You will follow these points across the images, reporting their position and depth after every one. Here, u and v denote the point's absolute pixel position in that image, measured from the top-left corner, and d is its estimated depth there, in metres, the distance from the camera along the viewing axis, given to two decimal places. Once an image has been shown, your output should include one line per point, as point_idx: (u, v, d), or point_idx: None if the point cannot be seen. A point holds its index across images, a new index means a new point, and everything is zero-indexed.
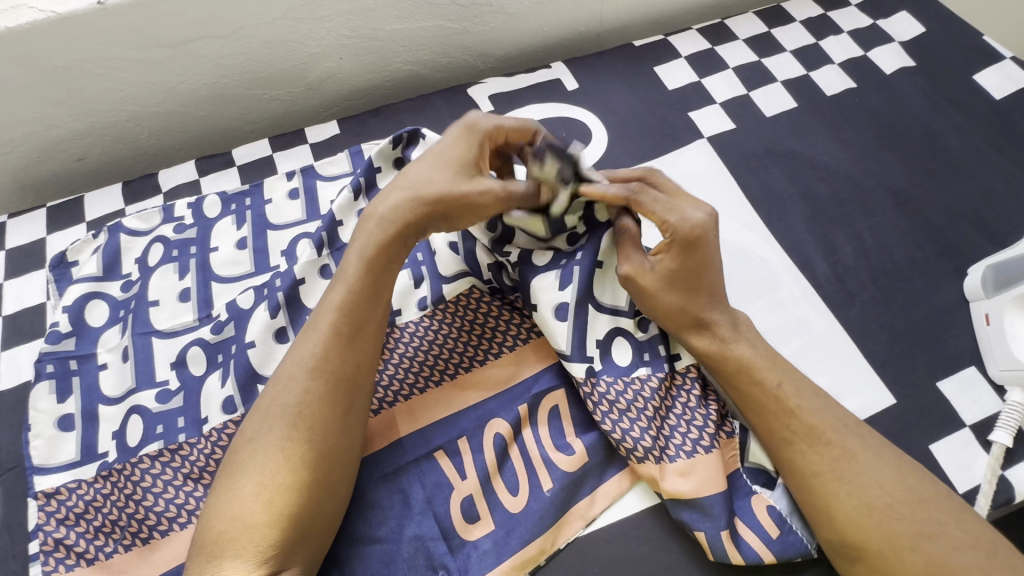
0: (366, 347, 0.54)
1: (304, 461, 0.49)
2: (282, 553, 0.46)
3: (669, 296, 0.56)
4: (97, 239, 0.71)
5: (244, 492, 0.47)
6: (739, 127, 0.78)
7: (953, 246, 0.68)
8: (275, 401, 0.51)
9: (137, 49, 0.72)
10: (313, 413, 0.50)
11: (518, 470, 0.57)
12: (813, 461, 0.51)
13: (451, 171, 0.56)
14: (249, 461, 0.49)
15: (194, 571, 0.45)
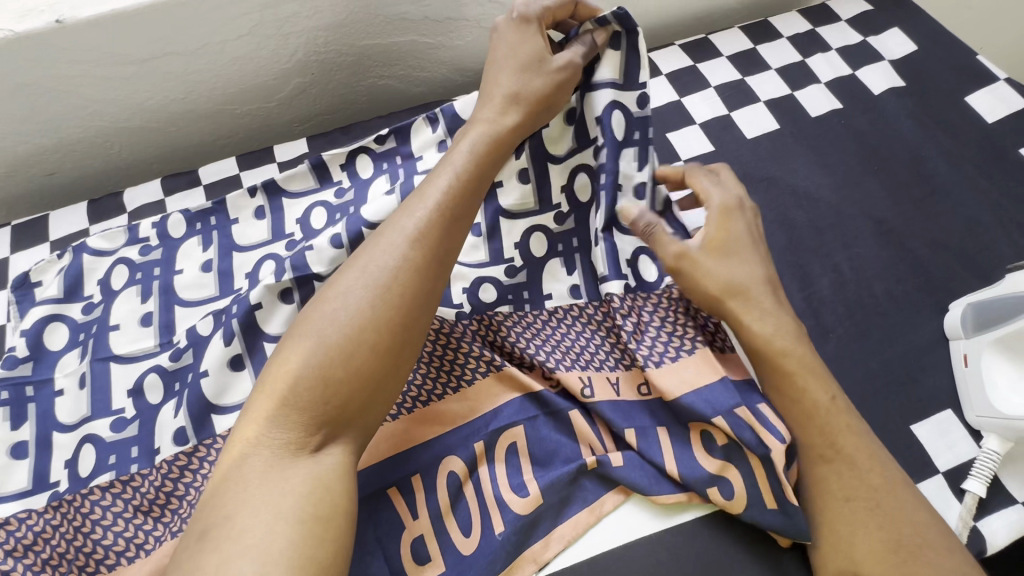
0: (456, 220, 0.52)
1: (390, 324, 0.46)
2: (348, 420, 0.45)
3: (715, 274, 0.54)
4: (60, 260, 0.70)
5: (326, 343, 0.45)
6: (718, 149, 0.76)
7: (935, 281, 0.66)
8: (366, 261, 0.49)
9: (100, 66, 0.70)
10: (402, 278, 0.48)
11: (472, 510, 0.56)
12: (848, 484, 0.51)
13: (524, 65, 0.58)
14: (329, 317, 0.46)
15: (264, 414, 0.44)
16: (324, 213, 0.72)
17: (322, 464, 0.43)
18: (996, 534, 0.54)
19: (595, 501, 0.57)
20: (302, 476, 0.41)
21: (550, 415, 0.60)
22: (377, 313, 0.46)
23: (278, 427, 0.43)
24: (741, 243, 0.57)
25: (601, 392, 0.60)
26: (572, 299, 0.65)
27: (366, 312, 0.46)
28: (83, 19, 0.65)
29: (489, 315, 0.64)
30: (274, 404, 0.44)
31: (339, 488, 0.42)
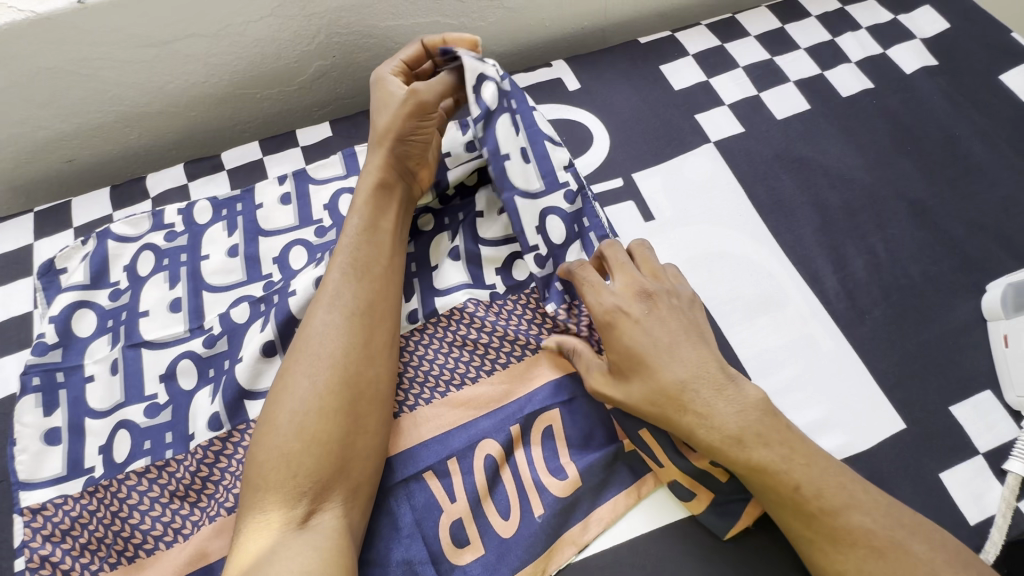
0: (378, 283, 0.59)
1: (327, 388, 0.54)
2: (320, 484, 0.51)
3: (638, 391, 0.53)
4: (86, 245, 0.69)
5: (278, 426, 0.52)
6: (747, 130, 0.75)
7: (971, 261, 0.65)
8: (299, 347, 0.56)
9: (123, 49, 0.69)
10: (333, 347, 0.55)
11: (510, 493, 0.56)
12: (831, 557, 0.48)
13: (383, 120, 0.63)
14: (272, 409, 0.54)
15: (247, 505, 0.51)
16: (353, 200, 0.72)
17: (313, 534, 0.49)
18: None
19: (633, 484, 0.56)
20: (297, 547, 0.48)
21: (586, 397, 0.59)
22: (315, 387, 0.54)
23: (259, 511, 0.50)
24: (650, 345, 0.53)
25: None
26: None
27: (304, 390, 0.54)
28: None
29: (526, 293, 0.65)
30: (254, 494, 0.51)
31: (335, 547, 0.49)
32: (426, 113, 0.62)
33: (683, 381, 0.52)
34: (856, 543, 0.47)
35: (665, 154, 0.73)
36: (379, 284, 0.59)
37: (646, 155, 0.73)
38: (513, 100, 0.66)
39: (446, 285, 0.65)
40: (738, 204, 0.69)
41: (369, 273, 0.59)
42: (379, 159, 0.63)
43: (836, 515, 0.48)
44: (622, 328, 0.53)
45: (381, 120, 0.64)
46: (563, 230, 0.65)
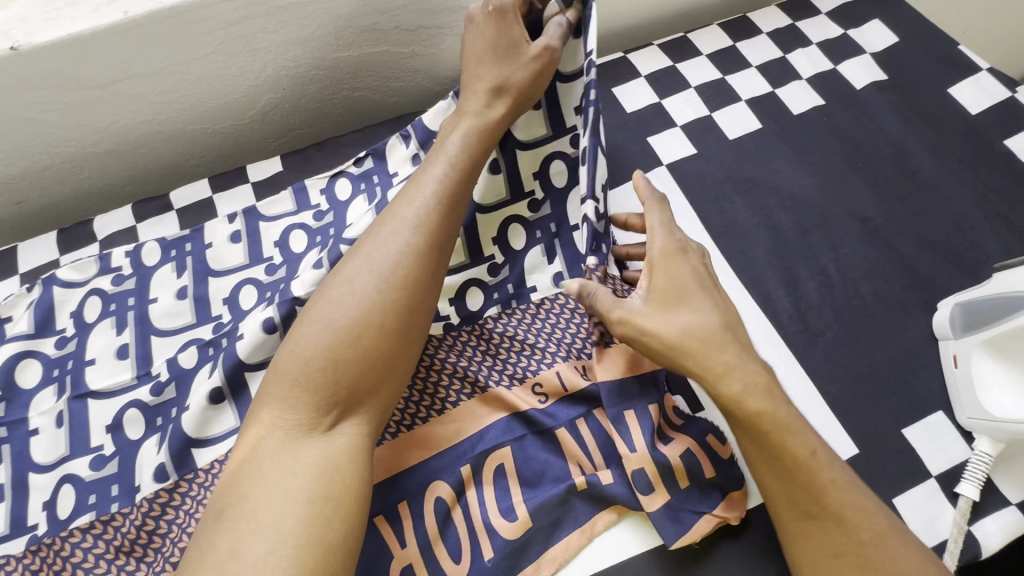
0: (455, 214, 0.56)
1: (394, 306, 0.50)
2: (355, 401, 0.49)
3: (674, 326, 0.50)
4: (31, 292, 0.68)
5: (335, 325, 0.49)
6: (700, 151, 0.74)
7: (922, 279, 0.65)
8: (369, 251, 0.52)
9: (63, 92, 0.68)
10: (407, 267, 0.51)
11: (461, 536, 0.55)
12: (834, 538, 0.47)
13: (498, 53, 0.59)
14: (331, 299, 0.50)
15: (277, 390, 0.48)
16: (304, 237, 0.71)
17: (336, 442, 0.47)
18: (990, 537, 0.53)
19: (586, 522, 0.55)
20: (315, 456, 0.46)
21: (538, 433, 0.59)
22: (384, 298, 0.50)
23: (290, 408, 0.47)
24: (689, 285, 0.52)
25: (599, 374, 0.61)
26: (556, 287, 0.65)
27: (371, 295, 0.50)
28: (38, 45, 0.63)
29: (479, 323, 0.64)
30: (290, 387, 0.48)
31: (352, 470, 0.46)
32: (545, 76, 0.59)
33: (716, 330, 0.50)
34: (862, 525, 0.47)
35: (618, 178, 0.73)
36: (456, 217, 0.56)
37: None
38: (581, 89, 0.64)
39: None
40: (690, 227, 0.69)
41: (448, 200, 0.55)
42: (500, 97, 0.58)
43: (839, 487, 0.48)
44: (670, 263, 0.52)
45: (497, 49, 0.59)
46: (521, 236, 0.66)
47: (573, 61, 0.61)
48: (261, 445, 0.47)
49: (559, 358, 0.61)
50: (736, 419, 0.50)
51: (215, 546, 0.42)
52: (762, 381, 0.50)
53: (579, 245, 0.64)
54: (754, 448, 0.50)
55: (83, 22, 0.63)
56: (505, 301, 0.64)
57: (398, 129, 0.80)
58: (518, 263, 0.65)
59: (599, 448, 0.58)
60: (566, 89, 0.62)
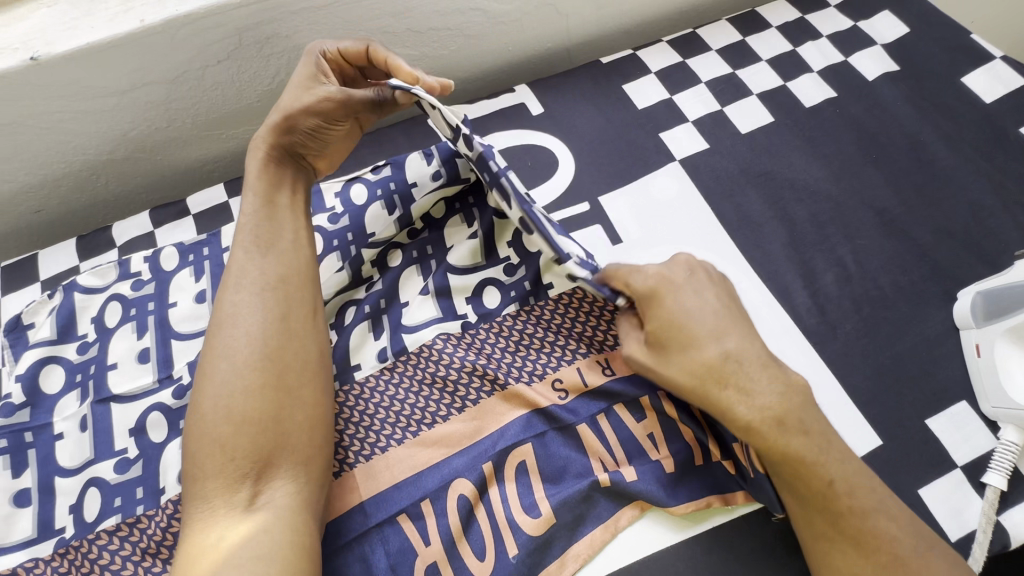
0: (295, 253, 0.60)
1: (255, 366, 0.53)
2: (255, 468, 0.51)
3: (678, 370, 0.50)
4: (52, 299, 0.69)
5: (206, 413, 0.52)
6: (712, 146, 0.74)
7: (942, 268, 0.65)
8: (219, 338, 0.55)
9: (80, 100, 0.69)
10: (249, 326, 0.55)
11: (484, 532, 0.55)
12: (848, 560, 0.48)
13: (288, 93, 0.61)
14: (199, 395, 0.53)
15: (190, 497, 0.51)
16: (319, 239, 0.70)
17: (256, 514, 0.50)
18: (1018, 527, 0.53)
19: (609, 518, 0.55)
20: (251, 529, 0.49)
21: (559, 429, 0.59)
22: (241, 367, 0.53)
23: (203, 503, 0.50)
24: (688, 320, 0.50)
25: (620, 369, 0.61)
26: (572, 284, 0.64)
27: (227, 365, 0.53)
28: (57, 54, 0.64)
29: (497, 321, 0.64)
30: (194, 484, 0.51)
31: (283, 526, 0.49)
32: (335, 118, 0.61)
33: (716, 364, 0.49)
34: (884, 548, 0.47)
35: (632, 174, 0.73)
36: (289, 257, 0.59)
37: (612, 176, 0.73)
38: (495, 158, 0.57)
39: (417, 323, 0.64)
40: (704, 222, 0.69)
41: (268, 248, 0.59)
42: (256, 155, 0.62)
43: (864, 513, 0.48)
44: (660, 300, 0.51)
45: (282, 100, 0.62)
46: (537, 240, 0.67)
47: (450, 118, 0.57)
48: (210, 545, 0.48)
49: (579, 355, 0.61)
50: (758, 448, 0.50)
51: None
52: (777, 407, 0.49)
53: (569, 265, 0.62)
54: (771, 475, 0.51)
55: (101, 31, 0.64)
56: (523, 298, 0.65)
57: (411, 130, 0.80)
58: (533, 263, 0.66)
59: (621, 444, 0.58)
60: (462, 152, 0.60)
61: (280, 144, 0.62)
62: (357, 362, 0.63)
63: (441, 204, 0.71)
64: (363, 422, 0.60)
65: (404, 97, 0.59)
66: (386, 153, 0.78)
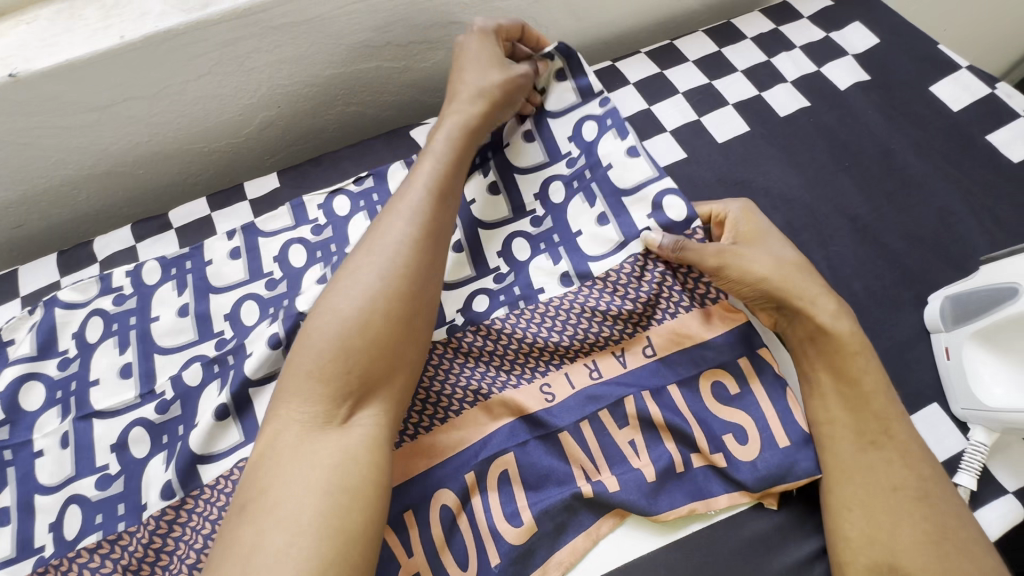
0: (448, 207, 0.60)
1: (399, 294, 0.53)
2: (361, 394, 0.50)
3: (764, 268, 0.59)
4: (33, 315, 0.68)
5: (341, 317, 0.51)
6: (690, 156, 0.76)
7: (912, 274, 0.66)
8: (371, 243, 0.56)
9: (61, 116, 0.69)
10: (405, 253, 0.54)
11: (467, 542, 0.56)
12: (892, 472, 0.54)
13: (489, 62, 0.68)
14: (339, 291, 0.53)
15: (286, 391, 0.50)
16: (303, 251, 0.71)
17: (349, 433, 0.49)
18: (989, 526, 0.54)
19: (591, 526, 0.56)
20: (332, 447, 0.47)
21: (541, 437, 0.59)
22: (386, 287, 0.52)
23: (303, 404, 0.49)
24: (768, 233, 0.64)
25: (607, 371, 0.62)
26: (564, 287, 0.65)
27: (376, 276, 0.53)
28: (36, 70, 0.64)
29: (485, 324, 0.64)
30: (305, 379, 0.50)
31: (365, 458, 0.48)
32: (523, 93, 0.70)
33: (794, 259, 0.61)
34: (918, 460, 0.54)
35: None
36: (448, 209, 0.60)
37: None
38: (611, 116, 0.70)
39: None
40: None
41: (440, 195, 0.59)
42: (478, 101, 0.66)
43: (899, 422, 0.56)
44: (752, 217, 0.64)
45: (473, 61, 0.68)
46: (527, 249, 0.69)
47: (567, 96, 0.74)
48: (279, 444, 0.48)
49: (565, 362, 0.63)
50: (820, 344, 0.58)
51: (239, 540, 0.44)
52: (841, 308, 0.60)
53: (585, 246, 0.67)
54: (832, 386, 0.58)
55: (81, 48, 0.65)
56: (513, 302, 0.65)
57: (393, 142, 0.80)
58: (522, 269, 0.68)
59: (602, 451, 0.59)
60: (556, 124, 0.72)
61: (489, 108, 0.66)
62: None
63: None
64: None
65: (544, 66, 0.73)
66: (368, 164, 0.79)
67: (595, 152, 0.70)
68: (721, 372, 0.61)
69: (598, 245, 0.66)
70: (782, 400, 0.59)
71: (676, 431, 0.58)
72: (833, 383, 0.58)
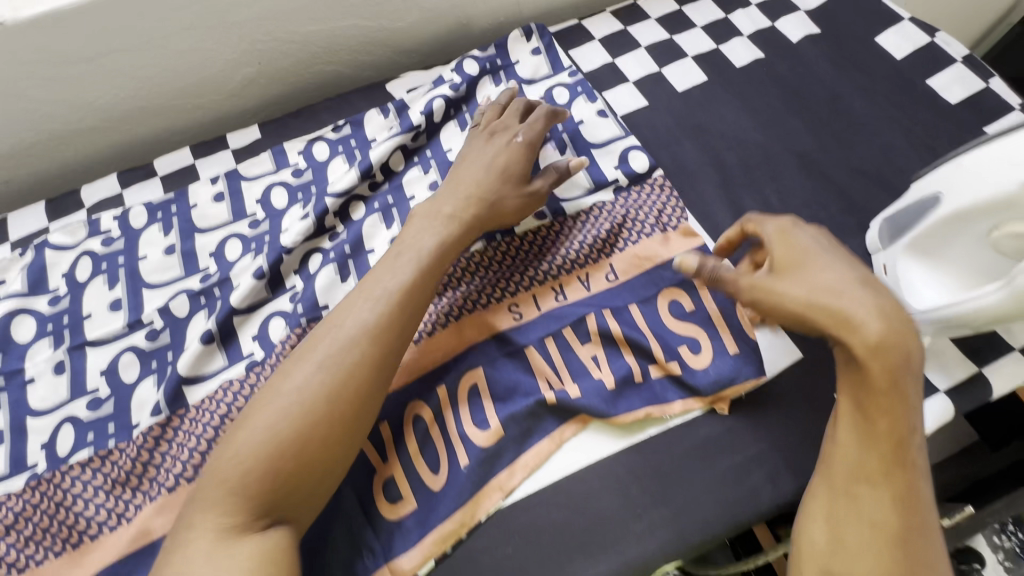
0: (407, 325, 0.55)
1: (341, 417, 0.49)
2: (281, 508, 0.47)
3: (794, 295, 0.49)
4: (24, 257, 0.71)
5: (278, 424, 0.48)
6: (651, 103, 0.80)
7: (856, 204, 0.71)
8: (318, 346, 0.52)
9: (49, 67, 0.72)
10: (353, 368, 0.51)
11: (440, 450, 0.59)
12: (880, 508, 0.46)
13: (504, 176, 0.65)
14: (276, 392, 0.50)
15: (207, 492, 0.47)
16: (285, 192, 0.75)
17: (267, 538, 0.45)
18: (922, 421, 0.58)
19: (555, 430, 0.60)
20: (242, 555, 0.43)
21: (509, 354, 0.63)
22: (327, 406, 0.49)
23: (218, 511, 0.45)
24: (814, 252, 0.51)
25: (571, 294, 0.66)
26: (538, 222, 0.70)
27: (315, 388, 0.49)
28: (24, 19, 0.67)
29: (465, 258, 0.67)
30: (225, 490, 0.46)
31: (286, 562, 0.44)
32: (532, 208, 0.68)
33: (841, 280, 0.49)
34: (913, 508, 0.46)
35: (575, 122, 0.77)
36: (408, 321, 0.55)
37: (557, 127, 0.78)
38: (583, 85, 0.80)
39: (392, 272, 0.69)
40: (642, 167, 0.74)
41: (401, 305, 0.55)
42: (471, 208, 0.63)
43: (912, 463, 0.47)
44: (790, 242, 0.53)
45: (491, 170, 0.66)
46: None
47: (539, 71, 0.82)
48: (185, 548, 0.45)
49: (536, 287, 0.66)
50: (859, 375, 0.47)
51: None
52: (903, 327, 0.46)
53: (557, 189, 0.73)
54: (850, 405, 0.49)
55: None
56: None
57: (370, 95, 0.84)
58: None
59: (566, 365, 0.62)
60: (531, 90, 0.81)
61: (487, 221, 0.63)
62: (326, 303, 0.66)
63: (398, 153, 0.76)
64: None
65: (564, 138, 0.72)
66: (345, 114, 0.82)
67: (567, 112, 0.78)
68: (679, 293, 0.65)
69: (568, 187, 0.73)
70: (733, 316, 0.63)
71: (633, 344, 0.62)
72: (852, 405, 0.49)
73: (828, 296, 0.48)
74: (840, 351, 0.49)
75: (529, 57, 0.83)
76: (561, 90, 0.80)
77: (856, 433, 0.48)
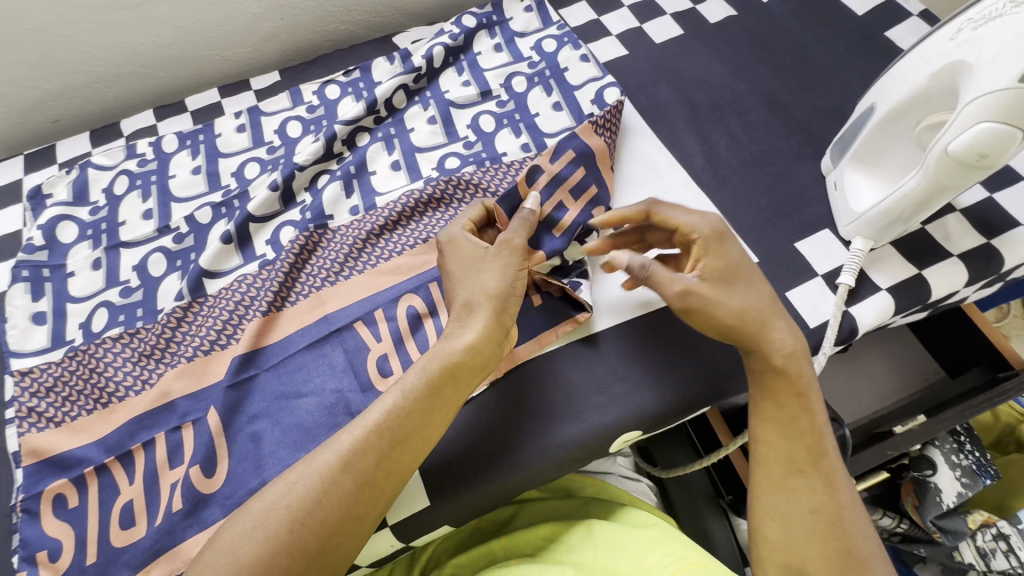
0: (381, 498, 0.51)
1: (312, 539, 0.48)
2: None
3: (736, 301, 0.55)
4: (69, 174, 0.81)
5: (253, 533, 0.48)
6: (630, 53, 0.88)
7: (814, 136, 0.77)
8: (301, 463, 0.51)
9: (98, 12, 0.82)
10: (325, 496, 0.49)
11: (430, 336, 0.66)
12: (815, 498, 0.52)
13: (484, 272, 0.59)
14: (255, 502, 0.50)
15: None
16: (299, 125, 0.84)
17: None
18: (862, 314, 0.64)
19: (540, 333, 0.65)
20: None
21: None
22: (296, 530, 0.48)
23: None
24: (743, 260, 0.57)
25: None
26: (523, 154, 0.79)
27: (281, 511, 0.48)
28: None
29: (457, 176, 0.75)
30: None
31: None
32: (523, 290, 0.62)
33: (761, 302, 0.56)
34: (835, 485, 0.52)
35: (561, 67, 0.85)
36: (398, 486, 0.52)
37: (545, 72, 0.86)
38: (570, 36, 0.88)
39: (392, 190, 0.77)
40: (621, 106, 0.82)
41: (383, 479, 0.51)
42: (474, 320, 0.56)
43: (825, 450, 0.53)
44: (723, 246, 0.56)
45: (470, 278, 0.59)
46: (491, 124, 0.82)
47: (530, 25, 0.91)
48: None
49: None
50: (773, 375, 0.55)
51: None
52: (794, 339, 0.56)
53: (542, 125, 0.81)
54: (771, 410, 0.55)
55: None
56: (479, 161, 0.78)
57: (379, 48, 0.94)
58: (487, 139, 0.81)
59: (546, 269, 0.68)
60: (523, 41, 0.89)
61: (492, 320, 0.57)
62: (332, 214, 0.75)
63: (400, 93, 0.84)
64: (320, 252, 0.72)
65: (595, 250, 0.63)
66: (355, 61, 0.92)
67: (555, 59, 0.86)
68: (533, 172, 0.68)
69: (552, 123, 0.81)
70: None
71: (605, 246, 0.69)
72: (774, 412, 0.55)
73: (762, 314, 0.55)
74: (757, 363, 0.56)
75: (522, 13, 0.92)
76: (549, 40, 0.89)
77: (777, 432, 0.54)
